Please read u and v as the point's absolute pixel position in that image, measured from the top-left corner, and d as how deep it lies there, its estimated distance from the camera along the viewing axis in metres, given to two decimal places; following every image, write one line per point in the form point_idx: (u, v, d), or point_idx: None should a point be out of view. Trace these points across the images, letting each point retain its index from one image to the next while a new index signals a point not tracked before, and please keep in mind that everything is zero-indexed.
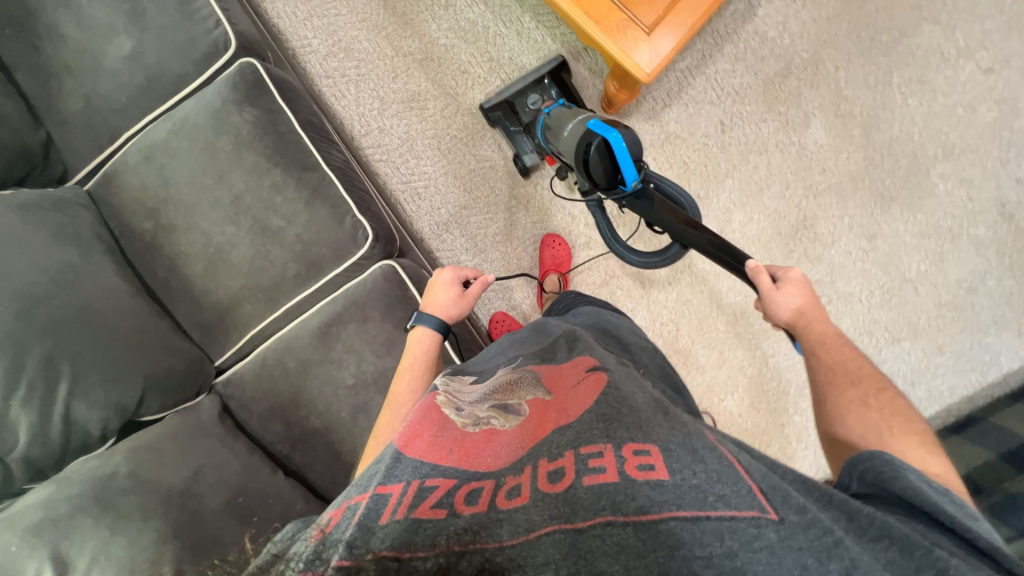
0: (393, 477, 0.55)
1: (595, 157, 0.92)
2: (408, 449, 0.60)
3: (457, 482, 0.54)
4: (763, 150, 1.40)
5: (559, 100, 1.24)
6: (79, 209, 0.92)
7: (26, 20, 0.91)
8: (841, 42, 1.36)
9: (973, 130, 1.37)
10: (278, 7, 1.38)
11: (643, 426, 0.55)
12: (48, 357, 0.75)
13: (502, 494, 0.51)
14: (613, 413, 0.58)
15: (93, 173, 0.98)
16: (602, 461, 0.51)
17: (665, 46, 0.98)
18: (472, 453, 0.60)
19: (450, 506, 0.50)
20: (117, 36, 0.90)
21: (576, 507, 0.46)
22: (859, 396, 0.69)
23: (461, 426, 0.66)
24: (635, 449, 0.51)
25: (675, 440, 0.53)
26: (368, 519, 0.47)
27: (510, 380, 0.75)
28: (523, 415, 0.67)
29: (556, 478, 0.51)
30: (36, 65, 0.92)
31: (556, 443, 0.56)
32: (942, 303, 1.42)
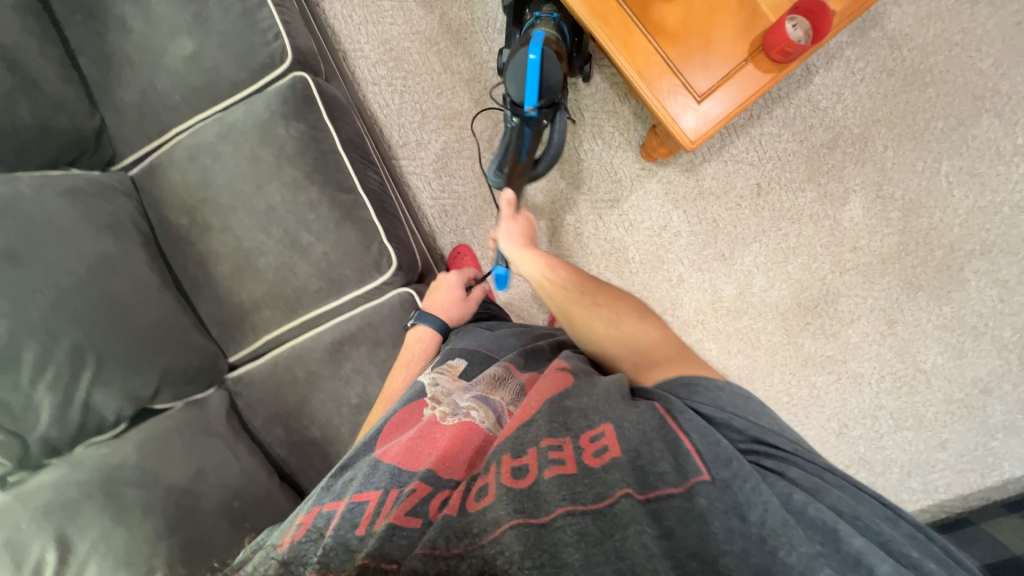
0: (370, 485, 0.63)
1: (513, 69, 1.15)
2: (385, 454, 0.68)
3: (433, 488, 0.59)
4: (796, 219, 1.38)
5: (553, 15, 1.15)
6: (122, 196, 0.95)
7: (96, 9, 0.94)
8: (894, 123, 1.33)
9: (1015, 231, 1.34)
10: (336, 8, 1.39)
11: (597, 409, 0.64)
12: (76, 345, 0.79)
13: (473, 495, 0.56)
14: (574, 407, 0.65)
15: (139, 161, 1.01)
16: (561, 454, 0.58)
17: (712, 114, 0.97)
18: (449, 454, 0.64)
19: (424, 512, 0.57)
20: (180, 37, 0.93)
21: (538, 503, 0.52)
22: (610, 317, 0.82)
23: (442, 420, 0.71)
24: (590, 438, 0.59)
25: (628, 420, 0.62)
26: (345, 533, 0.57)
27: (493, 373, 0.79)
28: (502, 427, 0.69)
29: (520, 474, 0.57)
30: (99, 52, 0.95)
31: (521, 439, 0.61)
32: (953, 399, 1.40)
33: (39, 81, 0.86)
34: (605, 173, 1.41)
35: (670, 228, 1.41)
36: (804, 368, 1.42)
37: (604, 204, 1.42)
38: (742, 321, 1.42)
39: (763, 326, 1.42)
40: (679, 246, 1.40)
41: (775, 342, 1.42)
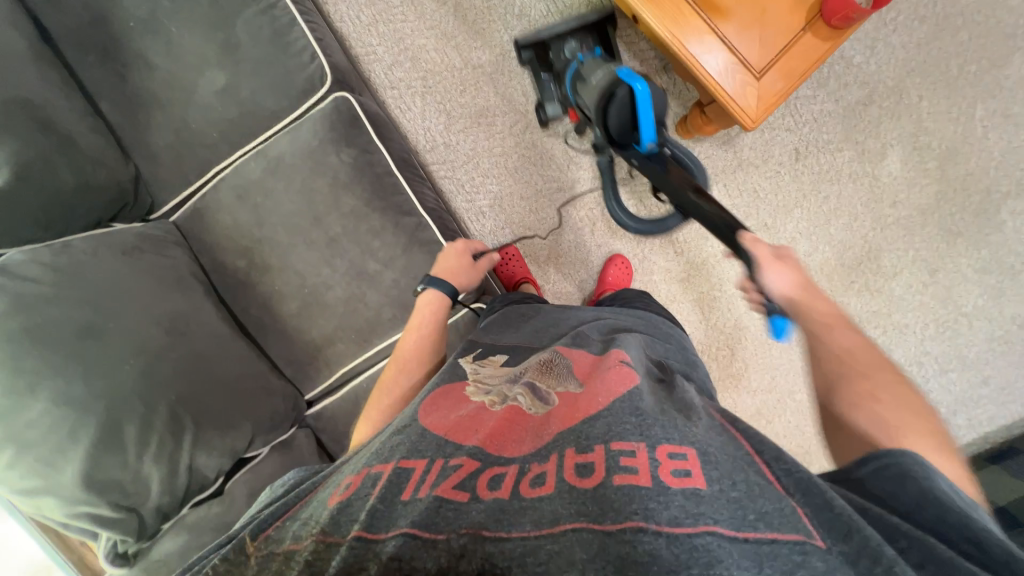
0: (417, 452, 0.56)
1: (615, 112, 0.83)
2: (431, 425, 0.61)
3: (481, 465, 0.52)
4: (836, 180, 1.38)
5: (599, 49, 1.08)
6: (175, 246, 0.90)
7: (112, 47, 0.86)
8: (928, 71, 1.31)
9: None
10: (341, 10, 1.30)
11: (679, 428, 0.51)
12: (173, 412, 0.76)
13: (527, 482, 0.49)
14: (648, 415, 0.53)
15: (180, 205, 0.95)
16: (635, 462, 0.46)
17: (773, 89, 0.94)
18: (499, 434, 0.57)
19: (472, 489, 0.49)
20: (210, 69, 0.86)
21: (606, 506, 0.43)
22: (870, 390, 0.54)
23: (488, 407, 0.64)
24: (671, 453, 0.47)
25: (713, 445, 0.49)
26: (391, 494, 0.50)
27: (543, 361, 0.70)
28: (551, 404, 0.62)
29: (585, 473, 0.48)
30: (122, 95, 0.88)
31: (586, 436, 0.52)
32: (993, 337, 1.44)
33: (72, 136, 0.80)
34: None
35: None
36: None
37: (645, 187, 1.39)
38: None
39: None
40: None
41: None
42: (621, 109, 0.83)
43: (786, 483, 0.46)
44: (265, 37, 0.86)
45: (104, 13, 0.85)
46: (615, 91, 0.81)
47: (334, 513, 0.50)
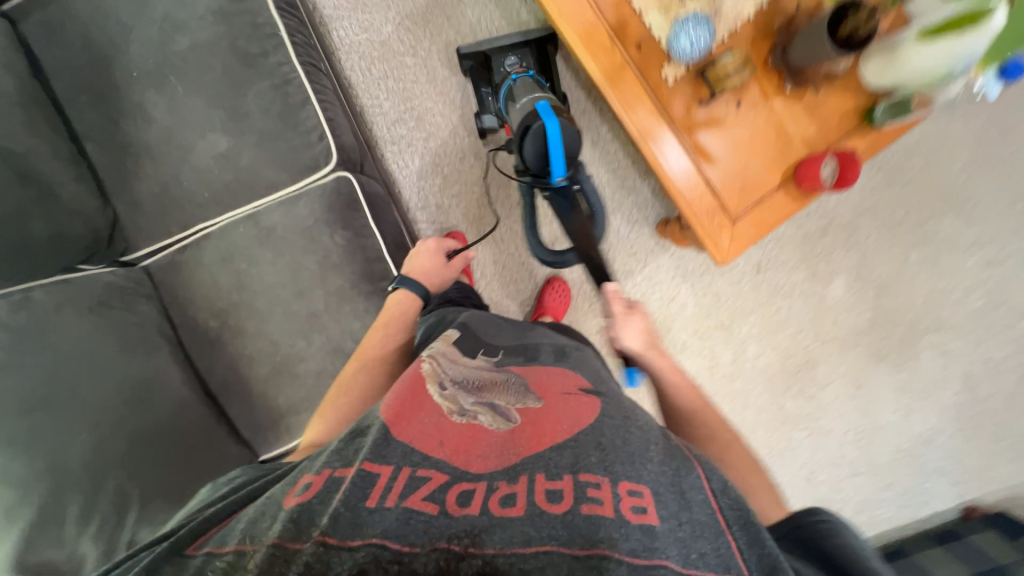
0: (382, 456, 0.55)
1: (529, 149, 0.84)
2: (398, 431, 0.59)
3: (450, 478, 0.53)
4: (787, 294, 1.51)
5: (531, 71, 1.07)
6: (145, 300, 0.88)
7: (108, 92, 0.83)
8: (877, 214, 1.48)
9: (962, 312, 1.54)
10: (354, 60, 1.30)
11: (635, 462, 0.53)
12: (121, 487, 0.74)
13: (496, 500, 0.50)
14: (611, 447, 0.56)
15: (154, 253, 0.93)
16: (600, 493, 0.49)
17: (746, 234, 1.03)
18: (463, 448, 0.58)
19: (442, 504, 0.50)
20: (212, 133, 0.85)
21: (575, 532, 0.45)
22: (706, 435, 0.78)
23: (447, 416, 0.63)
24: (631, 490, 0.50)
25: (664, 484, 0.51)
26: (354, 498, 0.49)
27: (498, 375, 0.71)
28: (514, 421, 0.63)
29: (554, 499, 0.49)
30: (112, 140, 0.85)
31: (554, 463, 0.54)
32: (900, 449, 1.60)
33: (53, 187, 0.76)
34: (621, 246, 1.45)
35: (678, 298, 1.49)
36: (783, 424, 1.59)
37: (621, 275, 1.47)
38: (733, 383, 1.56)
39: (752, 388, 1.57)
40: (686, 315, 1.49)
41: (760, 402, 1.57)
42: (534, 145, 0.84)
43: (728, 516, 0.50)
44: (274, 112, 0.85)
45: (107, 57, 0.82)
46: (531, 127, 0.83)
47: (292, 515, 0.48)
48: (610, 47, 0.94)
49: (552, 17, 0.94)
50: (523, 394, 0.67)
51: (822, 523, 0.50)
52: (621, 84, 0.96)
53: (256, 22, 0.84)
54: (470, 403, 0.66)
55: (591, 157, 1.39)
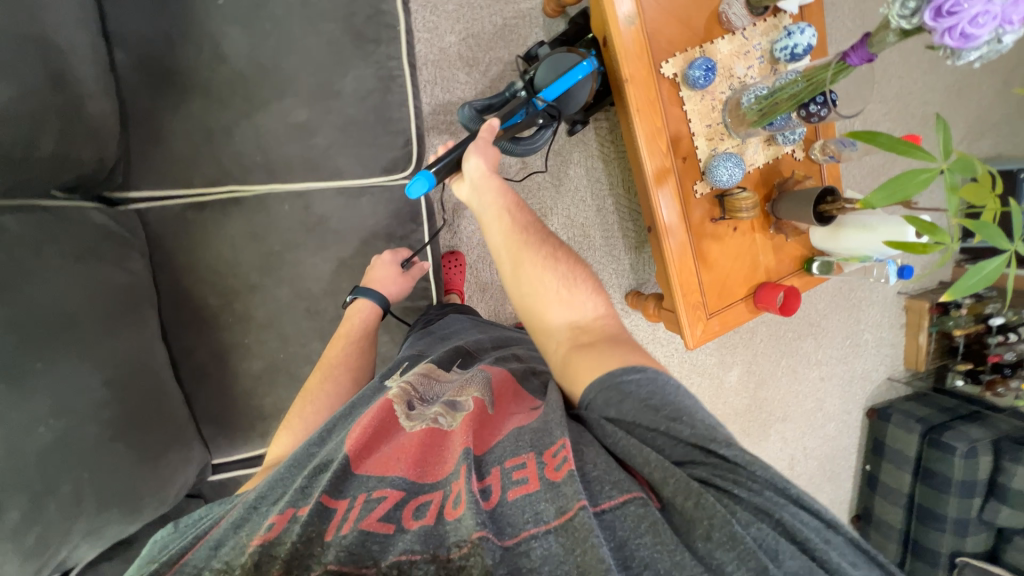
0: (339, 488, 0.51)
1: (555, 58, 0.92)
2: (355, 461, 0.55)
3: (406, 494, 0.51)
4: (699, 372, 1.75)
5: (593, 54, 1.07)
6: (139, 258, 0.72)
7: (178, 10, 0.70)
8: None
9: (816, 417, 1.85)
10: None
11: (550, 427, 0.54)
12: (77, 494, 0.58)
13: (448, 503, 0.49)
14: (538, 426, 0.56)
15: (157, 200, 0.76)
16: (525, 472, 0.51)
17: (714, 329, 1.26)
18: (422, 459, 0.56)
19: (399, 521, 0.49)
20: (293, 100, 0.76)
21: (504, 523, 0.46)
22: (550, 254, 0.69)
23: (408, 429, 0.60)
24: (553, 452, 0.51)
25: (584, 439, 0.53)
26: (312, 531, 0.47)
27: (460, 377, 0.69)
28: (468, 409, 0.61)
29: (486, 494, 0.50)
30: (161, 62, 0.70)
31: (485, 460, 0.54)
32: None
33: (83, 100, 0.60)
34: None
35: None
36: None
37: None
38: None
39: None
40: None
41: None
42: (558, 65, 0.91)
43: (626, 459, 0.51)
44: (369, 103, 0.80)
45: None
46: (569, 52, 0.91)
47: (253, 561, 0.45)
48: (664, 153, 1.11)
49: (631, 110, 1.06)
50: (484, 388, 0.65)
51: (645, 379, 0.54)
52: (663, 185, 1.13)
53: (379, 8, 0.79)
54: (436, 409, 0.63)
55: (593, 220, 1.54)
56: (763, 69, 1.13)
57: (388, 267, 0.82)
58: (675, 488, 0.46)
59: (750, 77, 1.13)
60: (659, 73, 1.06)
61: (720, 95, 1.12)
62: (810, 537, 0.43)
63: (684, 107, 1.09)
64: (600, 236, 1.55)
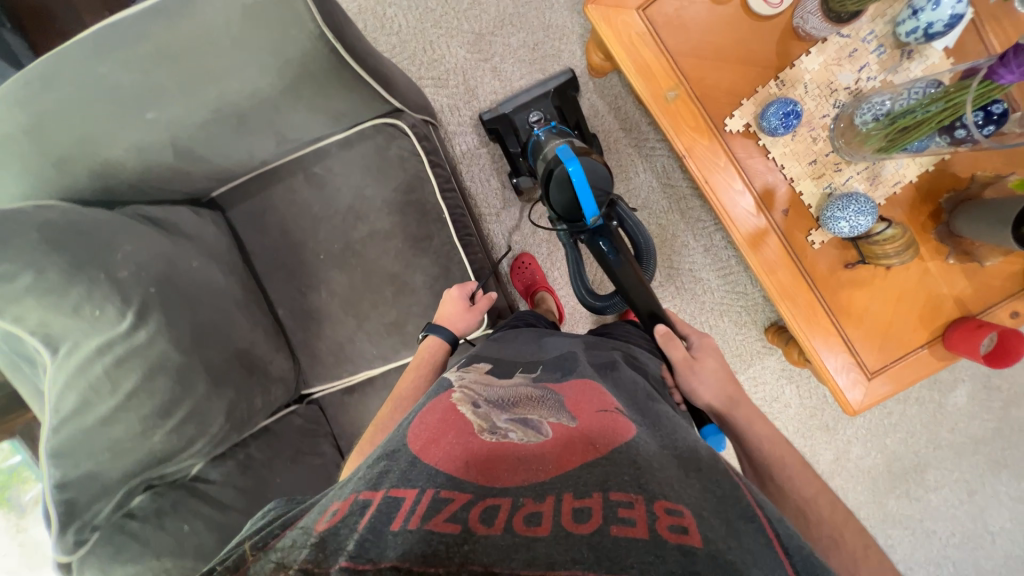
0: (408, 481, 0.48)
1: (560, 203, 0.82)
2: (423, 452, 0.52)
3: (474, 497, 0.46)
4: (901, 399, 1.47)
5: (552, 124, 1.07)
6: (323, 441, 0.99)
7: (299, 269, 0.95)
8: None
9: None
10: (474, 172, 1.33)
11: (675, 485, 0.48)
12: None
13: (521, 518, 0.43)
14: (646, 467, 0.49)
15: (323, 390, 1.04)
16: (633, 513, 0.43)
17: (881, 390, 1.00)
18: (490, 466, 0.51)
19: (466, 523, 0.43)
20: (384, 304, 0.95)
21: (602, 556, 0.39)
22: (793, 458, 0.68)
23: (476, 432, 0.55)
24: (670, 508, 0.44)
25: (705, 506, 0.47)
26: (378, 523, 0.43)
27: (531, 391, 0.64)
28: (546, 436, 0.55)
29: (582, 519, 0.43)
30: (301, 308, 0.97)
31: (585, 481, 0.47)
32: (1012, 557, 1.46)
33: (266, 365, 0.89)
34: (727, 346, 1.43)
35: (781, 399, 1.47)
36: (884, 523, 1.50)
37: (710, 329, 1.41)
38: (833, 482, 1.51)
39: (853, 488, 1.51)
40: (789, 415, 1.47)
41: (861, 500, 1.50)
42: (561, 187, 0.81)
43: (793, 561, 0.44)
44: (438, 284, 0.94)
45: (300, 242, 0.93)
46: (550, 176, 0.82)
47: (318, 544, 0.43)
48: (756, 214, 0.93)
49: (700, 183, 0.92)
50: (564, 414, 0.58)
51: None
52: (763, 248, 0.94)
53: (424, 209, 0.92)
54: (504, 420, 0.57)
55: (702, 262, 1.38)
56: (886, 61, 0.84)
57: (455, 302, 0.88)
58: None
59: (867, 79, 0.85)
60: (724, 130, 0.90)
61: (820, 119, 0.88)
62: None
63: (770, 154, 0.90)
64: (715, 277, 1.39)
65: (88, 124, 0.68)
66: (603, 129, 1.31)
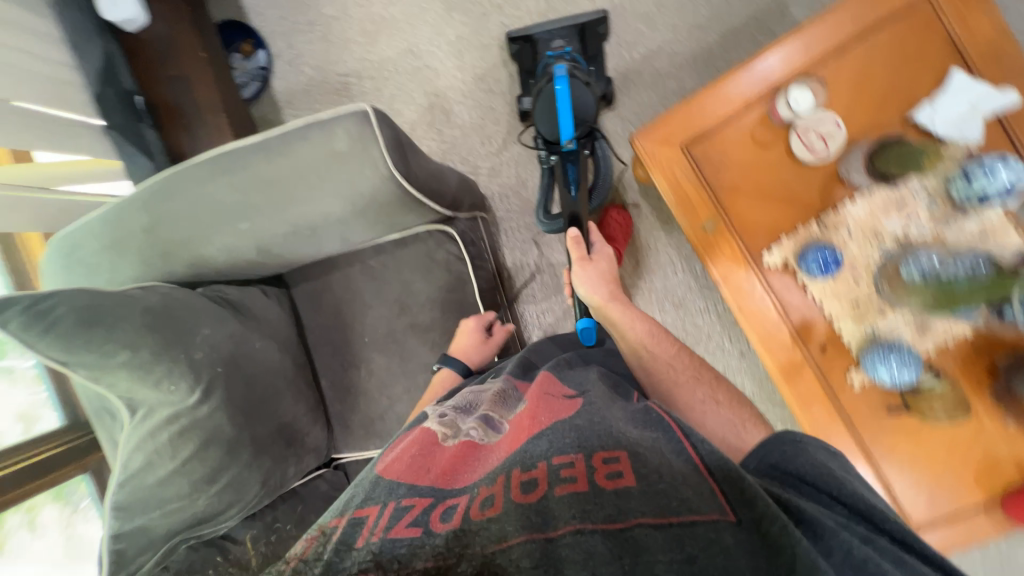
0: (370, 500, 0.56)
1: (544, 108, 1.10)
2: (385, 471, 0.61)
3: (433, 500, 0.54)
4: None
5: (567, 49, 1.17)
6: None
7: (346, 347, 1.04)
8: None
9: None
10: (515, 256, 1.40)
11: (613, 432, 0.57)
12: None
13: (476, 505, 0.52)
14: (585, 426, 0.59)
15: (353, 456, 1.08)
16: (571, 473, 0.53)
17: None
18: (450, 469, 0.60)
19: (426, 524, 0.51)
20: (416, 388, 1.01)
21: (546, 519, 0.48)
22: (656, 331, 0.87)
23: (441, 441, 0.67)
24: (605, 459, 0.53)
25: (643, 444, 0.55)
26: (346, 540, 0.50)
27: (494, 389, 0.77)
28: (502, 430, 0.68)
29: (528, 489, 0.52)
30: (342, 382, 1.05)
31: (531, 454, 0.57)
32: None
33: (303, 437, 0.97)
34: None
35: None
36: None
37: None
38: None
39: None
40: None
41: None
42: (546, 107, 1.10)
43: (713, 471, 0.52)
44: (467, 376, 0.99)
45: (349, 324, 1.03)
46: (541, 93, 1.10)
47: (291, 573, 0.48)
48: (791, 345, 0.91)
49: (733, 309, 0.93)
50: (518, 404, 0.71)
51: (793, 448, 0.57)
52: (798, 382, 0.91)
53: (463, 307, 0.99)
54: (466, 425, 0.70)
55: (737, 365, 1.35)
56: (938, 213, 0.82)
57: (470, 335, 0.93)
58: (757, 515, 0.45)
59: (916, 229, 0.83)
60: (761, 262, 0.90)
61: (864, 263, 0.87)
62: (860, 502, 0.51)
63: (808, 291, 0.90)
64: (751, 381, 1.35)
65: (195, 229, 0.81)
66: (644, 227, 1.35)
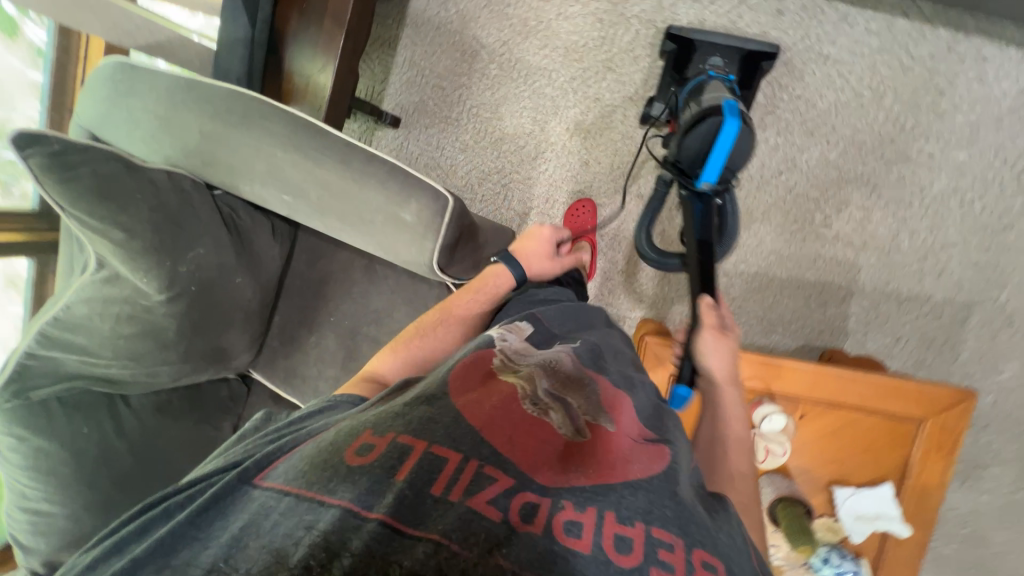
0: (452, 441, 0.50)
1: (693, 139, 0.87)
2: (466, 411, 0.53)
3: (515, 484, 0.47)
4: None
5: (731, 76, 1.07)
6: (227, 419, 1.14)
7: (312, 309, 1.08)
8: None
9: None
10: None
11: (710, 530, 0.48)
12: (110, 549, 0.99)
13: (563, 527, 0.44)
14: (682, 507, 0.49)
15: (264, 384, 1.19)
16: (672, 558, 0.43)
17: None
18: (529, 450, 0.51)
19: (507, 514, 0.44)
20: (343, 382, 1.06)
21: None
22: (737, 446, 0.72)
23: (518, 400, 0.56)
24: (702, 560, 0.44)
25: (728, 551, 0.48)
26: (419, 482, 0.46)
27: (573, 368, 0.64)
28: (584, 435, 0.54)
29: (623, 548, 0.43)
30: (289, 331, 1.10)
31: (626, 504, 0.47)
32: None
33: (229, 359, 1.03)
34: None
35: None
36: None
37: None
38: None
39: None
40: None
41: None
42: (699, 140, 0.87)
43: None
44: None
45: (326, 295, 1.07)
46: (698, 124, 0.85)
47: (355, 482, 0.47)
48: None
49: None
50: (603, 415, 0.58)
51: None
52: None
53: None
54: (545, 393, 0.58)
55: None
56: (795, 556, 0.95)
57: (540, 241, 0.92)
58: None
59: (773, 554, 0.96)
60: None
61: None
62: None
63: None
64: None
65: (241, 165, 0.81)
66: None
